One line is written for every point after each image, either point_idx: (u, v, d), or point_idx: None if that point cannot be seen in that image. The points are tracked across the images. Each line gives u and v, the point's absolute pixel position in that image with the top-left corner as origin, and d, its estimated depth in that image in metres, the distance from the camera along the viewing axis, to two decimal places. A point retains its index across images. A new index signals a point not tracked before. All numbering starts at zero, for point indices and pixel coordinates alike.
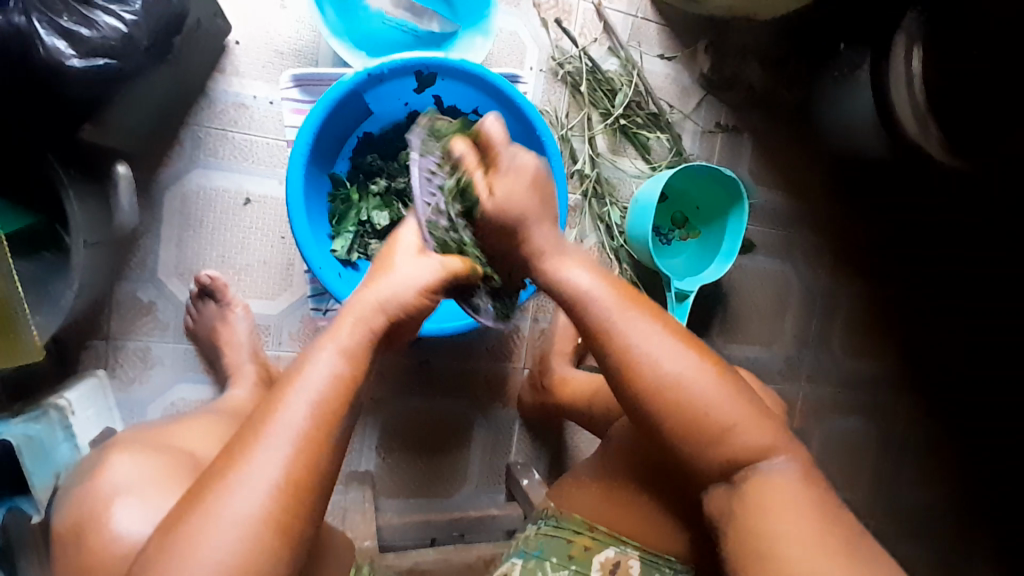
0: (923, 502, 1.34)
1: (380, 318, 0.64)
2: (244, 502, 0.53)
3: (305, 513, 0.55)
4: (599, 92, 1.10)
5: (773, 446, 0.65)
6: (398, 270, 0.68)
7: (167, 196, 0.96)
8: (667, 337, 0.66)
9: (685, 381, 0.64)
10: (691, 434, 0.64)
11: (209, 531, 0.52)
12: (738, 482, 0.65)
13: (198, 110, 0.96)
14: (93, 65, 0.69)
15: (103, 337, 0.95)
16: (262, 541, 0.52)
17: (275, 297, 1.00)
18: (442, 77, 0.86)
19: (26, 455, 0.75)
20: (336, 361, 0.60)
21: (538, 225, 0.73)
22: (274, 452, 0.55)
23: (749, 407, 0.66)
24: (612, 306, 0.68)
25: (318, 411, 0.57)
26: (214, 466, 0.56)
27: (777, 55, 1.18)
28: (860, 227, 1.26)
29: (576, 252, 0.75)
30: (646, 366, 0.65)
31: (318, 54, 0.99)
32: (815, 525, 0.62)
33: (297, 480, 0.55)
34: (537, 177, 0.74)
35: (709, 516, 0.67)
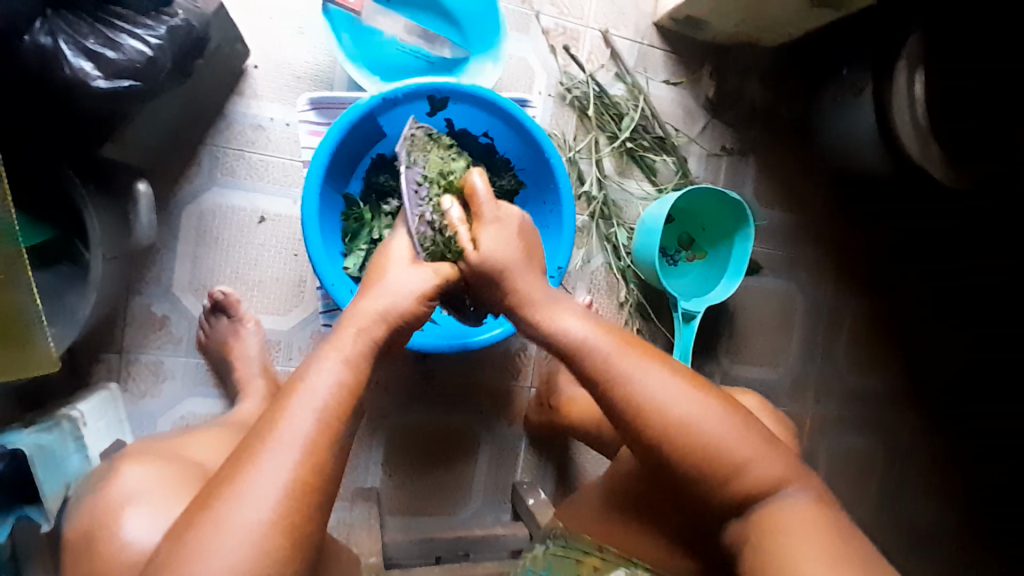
0: (933, 527, 1.33)
1: (380, 327, 0.68)
2: (250, 507, 0.53)
3: (309, 518, 0.55)
4: (605, 115, 1.12)
5: (785, 477, 0.65)
6: (391, 281, 0.72)
7: (183, 213, 0.98)
8: (671, 376, 0.68)
9: (692, 418, 0.65)
10: (703, 473, 0.64)
11: (215, 537, 0.52)
12: (753, 513, 0.64)
13: (216, 131, 0.99)
14: (118, 86, 0.72)
15: (117, 350, 0.96)
16: (272, 547, 0.53)
17: (286, 313, 1.02)
18: (455, 100, 0.88)
19: (39, 464, 0.74)
20: (340, 370, 0.62)
21: (520, 278, 0.76)
22: (280, 456, 0.56)
23: (757, 440, 0.66)
24: (612, 348, 0.70)
25: (323, 417, 0.59)
26: (222, 473, 0.57)
27: (778, 80, 1.21)
28: (864, 248, 1.27)
29: (571, 302, 0.77)
30: (648, 405, 0.66)
31: (334, 77, 1.03)
32: (838, 536, 0.61)
33: (303, 484, 0.55)
34: (521, 232, 0.78)
35: (731, 547, 0.65)
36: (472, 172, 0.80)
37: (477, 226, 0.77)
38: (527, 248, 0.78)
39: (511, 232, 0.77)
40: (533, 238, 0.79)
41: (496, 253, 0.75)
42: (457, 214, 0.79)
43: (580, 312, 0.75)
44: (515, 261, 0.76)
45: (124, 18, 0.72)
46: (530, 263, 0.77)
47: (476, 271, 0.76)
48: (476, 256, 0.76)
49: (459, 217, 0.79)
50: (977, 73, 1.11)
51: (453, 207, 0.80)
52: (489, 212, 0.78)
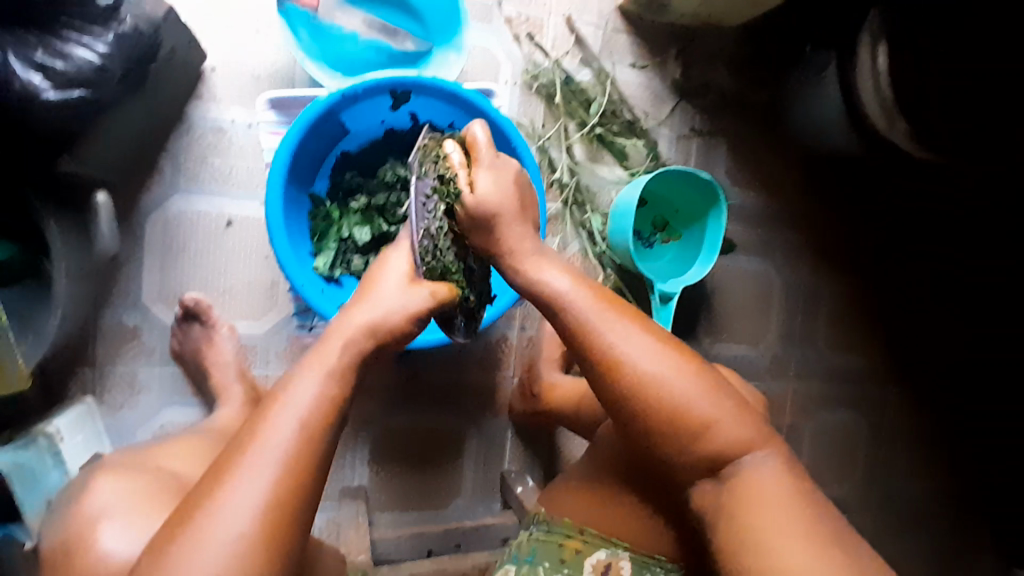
0: (916, 493, 1.36)
1: (367, 343, 0.66)
2: (234, 520, 0.53)
3: (292, 527, 0.55)
4: (573, 102, 1.12)
5: (753, 442, 0.66)
6: (380, 293, 0.70)
7: (148, 221, 0.96)
8: (641, 334, 0.69)
9: (663, 376, 0.66)
10: (672, 430, 0.65)
11: (197, 553, 0.52)
12: (724, 477, 0.65)
13: (176, 136, 0.97)
14: (68, 96, 0.71)
15: (91, 364, 0.95)
16: (252, 560, 0.52)
17: (260, 317, 1.00)
18: (417, 94, 0.88)
19: (16, 483, 0.76)
20: (323, 384, 0.61)
21: (511, 226, 0.74)
22: (261, 469, 0.55)
23: (727, 403, 0.67)
24: (591, 310, 0.70)
25: (306, 428, 0.58)
26: (201, 488, 0.56)
27: (743, 60, 1.21)
28: (837, 222, 1.29)
29: (554, 255, 0.76)
30: (625, 363, 0.67)
31: (295, 76, 1.01)
32: (807, 514, 0.63)
33: (284, 496, 0.55)
34: (517, 181, 0.77)
35: (698, 514, 0.67)
36: (472, 123, 0.77)
37: (475, 168, 0.75)
38: (521, 194, 0.77)
39: (507, 176, 0.76)
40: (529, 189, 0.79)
41: (491, 198, 0.73)
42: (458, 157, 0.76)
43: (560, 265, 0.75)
44: (510, 208, 0.74)
45: (72, 27, 0.71)
46: (522, 209, 0.76)
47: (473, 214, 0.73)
48: (473, 198, 0.73)
49: (460, 159, 0.76)
50: (977, 73, 1.09)
51: (455, 150, 0.77)
52: (489, 160, 0.76)
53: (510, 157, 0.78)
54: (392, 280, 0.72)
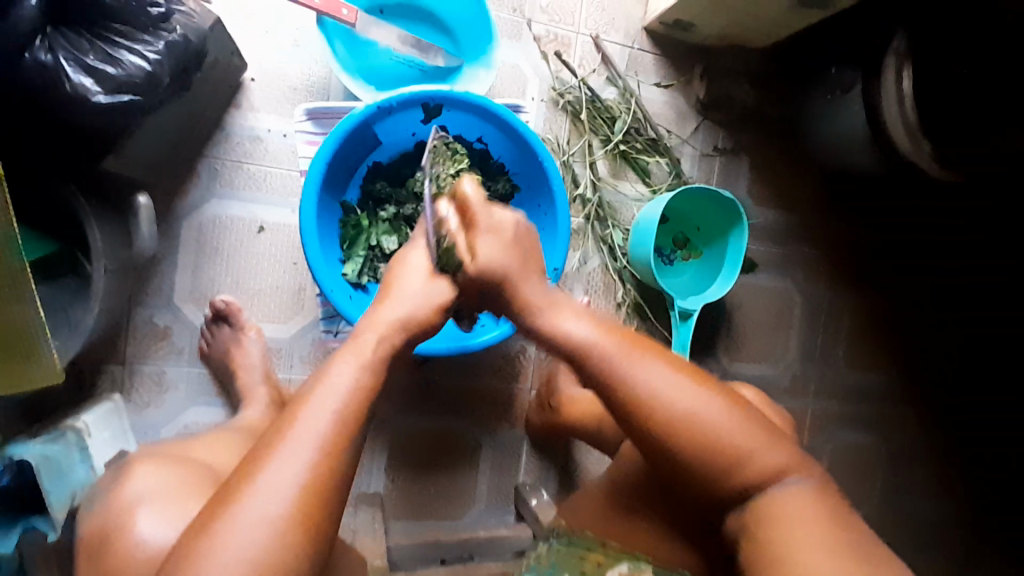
0: (936, 519, 1.34)
1: (397, 333, 0.68)
2: (269, 502, 0.54)
3: (323, 517, 0.56)
4: (598, 119, 1.14)
5: (787, 465, 0.67)
6: (402, 289, 0.72)
7: (183, 224, 0.99)
8: (670, 370, 0.68)
9: (694, 412, 0.66)
10: (705, 465, 0.65)
11: (233, 532, 0.53)
12: (756, 502, 0.66)
13: (213, 143, 1.00)
14: (118, 100, 0.74)
15: (120, 361, 0.97)
16: (286, 539, 0.54)
17: (287, 321, 1.03)
18: (448, 107, 0.90)
19: (44, 475, 0.76)
20: (356, 373, 0.62)
21: (523, 287, 0.73)
22: (296, 453, 0.57)
23: (757, 430, 0.67)
24: (617, 351, 0.69)
25: (340, 416, 0.59)
26: (237, 473, 0.57)
27: (766, 81, 1.23)
28: (858, 244, 1.29)
29: (572, 301, 0.74)
30: (655, 403, 0.66)
31: (329, 89, 1.04)
32: (838, 527, 0.64)
33: (317, 482, 0.56)
34: (519, 236, 0.74)
35: (730, 537, 0.68)
36: (462, 180, 0.75)
37: (473, 236, 0.72)
38: (523, 247, 0.74)
39: (506, 240, 0.73)
40: (530, 236, 0.76)
41: (495, 263, 0.72)
42: (453, 222, 0.74)
43: (575, 307, 0.74)
44: (513, 267, 0.73)
45: (124, 34, 0.74)
46: (526, 263, 0.74)
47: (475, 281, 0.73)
48: (473, 266, 0.72)
49: (457, 226, 0.73)
50: None
51: (450, 213, 0.74)
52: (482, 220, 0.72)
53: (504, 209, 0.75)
54: (417, 274, 0.73)
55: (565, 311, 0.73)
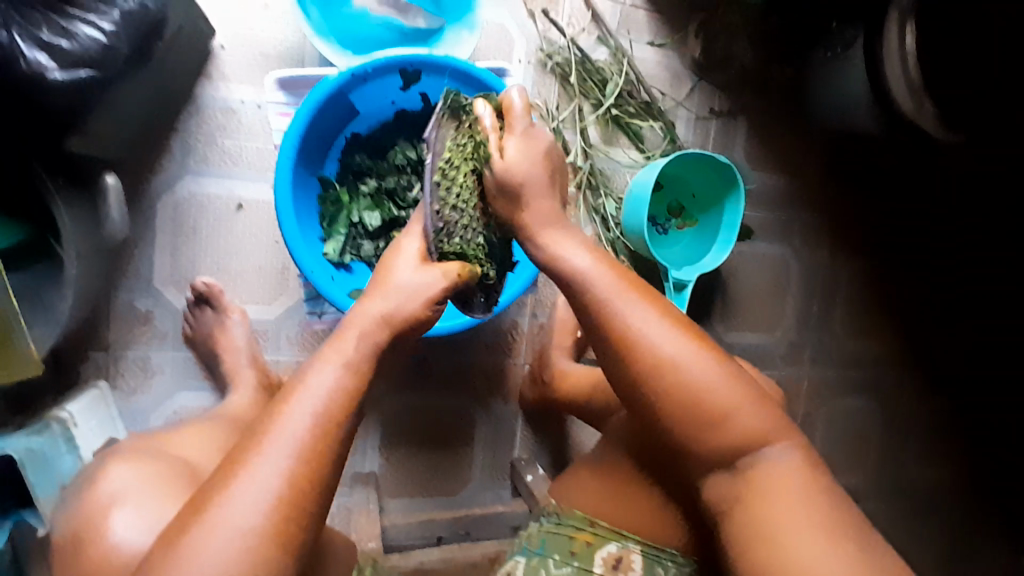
0: (932, 482, 1.34)
1: (383, 330, 0.65)
2: (242, 514, 0.52)
3: (297, 530, 0.54)
4: (589, 81, 1.08)
5: (776, 434, 0.65)
6: (396, 281, 0.67)
7: (157, 204, 0.95)
8: (664, 322, 0.66)
9: (681, 361, 0.64)
10: (690, 422, 0.64)
11: (207, 542, 0.52)
12: (739, 468, 0.64)
13: (185, 117, 0.96)
14: (75, 77, 0.69)
15: (103, 347, 0.95)
16: (261, 552, 0.52)
17: (271, 302, 1.00)
18: (428, 74, 0.86)
19: (29, 468, 0.74)
20: (339, 376, 0.60)
21: (540, 199, 0.72)
22: (273, 460, 0.54)
23: (747, 391, 0.65)
24: (611, 290, 0.67)
25: (320, 420, 0.57)
26: (217, 475, 0.55)
27: (765, 35, 1.16)
28: (858, 207, 1.25)
29: (577, 233, 0.73)
30: (645, 348, 0.64)
31: (304, 54, 0.99)
32: (833, 510, 0.62)
33: (296, 488, 0.54)
34: (546, 158, 0.74)
35: (712, 503, 0.67)
36: (511, 91, 0.74)
37: (505, 138, 0.72)
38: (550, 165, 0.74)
39: (538, 153, 0.73)
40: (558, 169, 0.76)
41: (520, 165, 0.71)
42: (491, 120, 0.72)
43: (585, 246, 0.72)
44: (536, 178, 0.72)
45: (77, 4, 0.69)
46: (550, 181, 0.73)
47: (499, 180, 0.71)
48: (502, 162, 0.70)
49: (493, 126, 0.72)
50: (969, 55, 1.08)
51: (487, 113, 0.73)
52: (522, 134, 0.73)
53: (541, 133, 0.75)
54: (403, 262, 0.69)
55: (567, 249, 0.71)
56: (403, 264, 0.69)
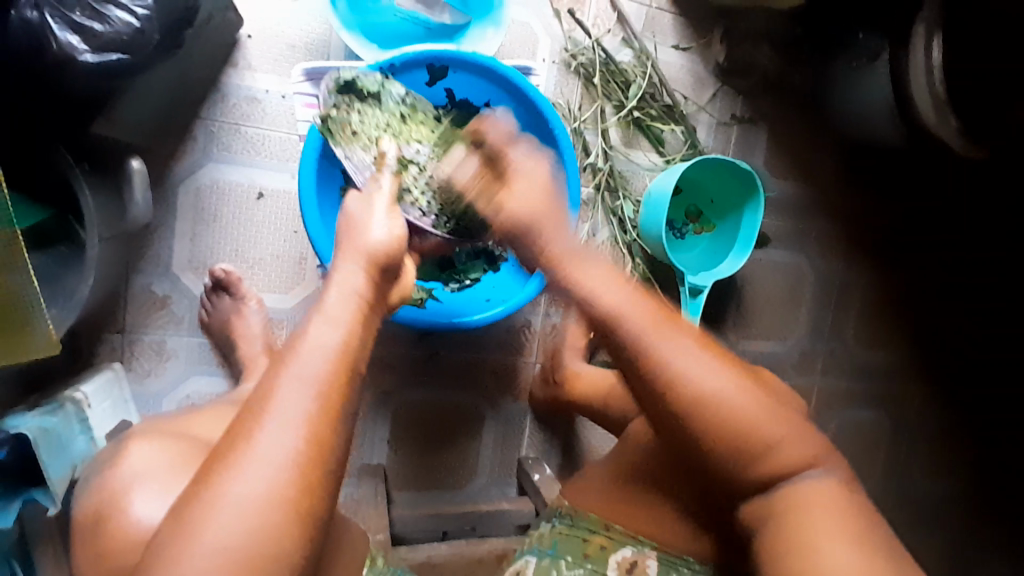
0: (938, 496, 1.33)
1: (366, 283, 0.63)
2: (249, 483, 0.50)
3: (308, 512, 0.51)
4: (612, 83, 1.08)
5: (812, 458, 0.65)
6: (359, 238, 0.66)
7: (179, 191, 0.96)
8: (703, 350, 0.63)
9: (725, 396, 0.62)
10: (733, 453, 0.63)
11: (213, 525, 0.49)
12: (777, 494, 0.64)
13: (210, 104, 0.96)
14: (106, 60, 0.69)
15: (118, 330, 0.95)
16: (272, 524, 0.50)
17: (288, 291, 1.01)
18: (455, 69, 0.87)
19: (43, 448, 0.73)
20: (336, 333, 0.58)
21: (555, 230, 0.72)
22: (277, 435, 0.52)
23: (787, 420, 0.64)
24: (648, 326, 0.63)
25: (319, 391, 0.54)
26: (213, 457, 0.52)
27: (789, 45, 1.17)
28: (875, 217, 1.25)
29: (601, 259, 0.70)
30: (687, 384, 0.62)
31: (329, 47, 0.99)
32: (864, 525, 0.62)
33: (303, 462, 0.52)
34: (547, 190, 0.76)
35: (745, 521, 0.67)
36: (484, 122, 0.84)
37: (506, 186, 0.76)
38: (548, 194, 0.76)
39: (536, 184, 0.76)
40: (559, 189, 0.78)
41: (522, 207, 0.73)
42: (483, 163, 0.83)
43: (611, 274, 0.68)
44: (540, 215, 0.73)
45: None
46: (552, 208, 0.74)
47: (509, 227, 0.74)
48: (505, 216, 0.74)
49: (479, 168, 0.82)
50: (978, 73, 1.09)
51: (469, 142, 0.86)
52: (516, 165, 0.78)
53: (526, 149, 0.81)
54: (378, 220, 0.68)
55: (598, 284, 0.66)
56: (374, 229, 0.67)
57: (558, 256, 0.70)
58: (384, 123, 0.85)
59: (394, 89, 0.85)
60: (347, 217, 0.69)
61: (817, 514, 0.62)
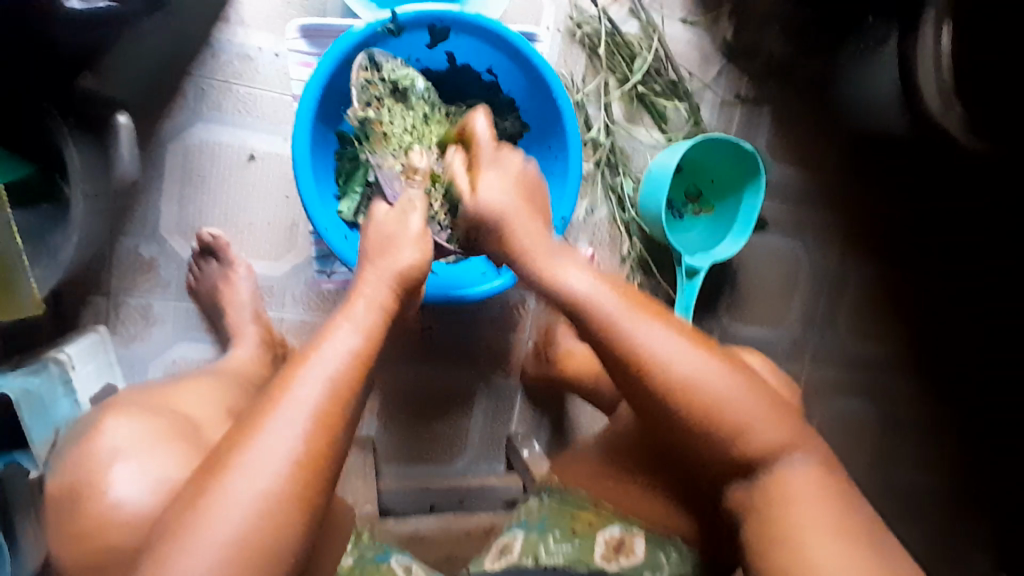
0: (921, 484, 1.35)
1: (390, 295, 0.66)
2: (257, 476, 0.52)
3: (310, 500, 0.53)
4: (616, 56, 1.05)
5: (791, 442, 0.65)
6: (377, 248, 0.70)
7: (167, 150, 0.93)
8: (675, 335, 0.66)
9: (698, 380, 0.64)
10: (709, 433, 0.64)
11: (220, 506, 0.51)
12: (760, 483, 0.65)
13: (201, 61, 0.93)
14: (93, 7, 0.68)
15: (104, 292, 0.93)
16: (273, 510, 0.51)
17: (279, 258, 0.98)
18: (456, 31, 0.84)
19: (25, 410, 0.74)
20: (353, 339, 0.60)
21: (517, 224, 0.76)
22: (289, 423, 0.54)
23: (765, 404, 0.65)
24: (620, 312, 0.67)
25: (335, 384, 0.57)
26: (229, 438, 0.55)
27: (802, 24, 1.14)
28: (876, 204, 1.24)
29: (575, 256, 0.74)
30: (658, 364, 0.64)
31: (326, 5, 0.95)
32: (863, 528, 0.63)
33: (313, 451, 0.54)
34: (520, 177, 0.80)
35: (731, 511, 0.67)
36: (472, 116, 0.83)
37: (477, 170, 0.80)
38: (524, 190, 0.79)
39: (508, 176, 0.79)
40: (534, 186, 0.81)
41: (494, 201, 0.77)
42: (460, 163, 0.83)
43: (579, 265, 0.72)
44: (512, 208, 0.77)
45: None
46: (528, 207, 0.78)
47: (474, 219, 0.78)
48: (472, 202, 0.78)
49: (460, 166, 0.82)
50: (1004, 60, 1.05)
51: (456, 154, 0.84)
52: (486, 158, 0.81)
53: (514, 152, 0.82)
54: (411, 239, 0.71)
55: (568, 273, 0.71)
56: (405, 246, 0.70)
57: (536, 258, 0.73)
58: (410, 124, 0.88)
59: (417, 83, 0.87)
60: (382, 229, 0.72)
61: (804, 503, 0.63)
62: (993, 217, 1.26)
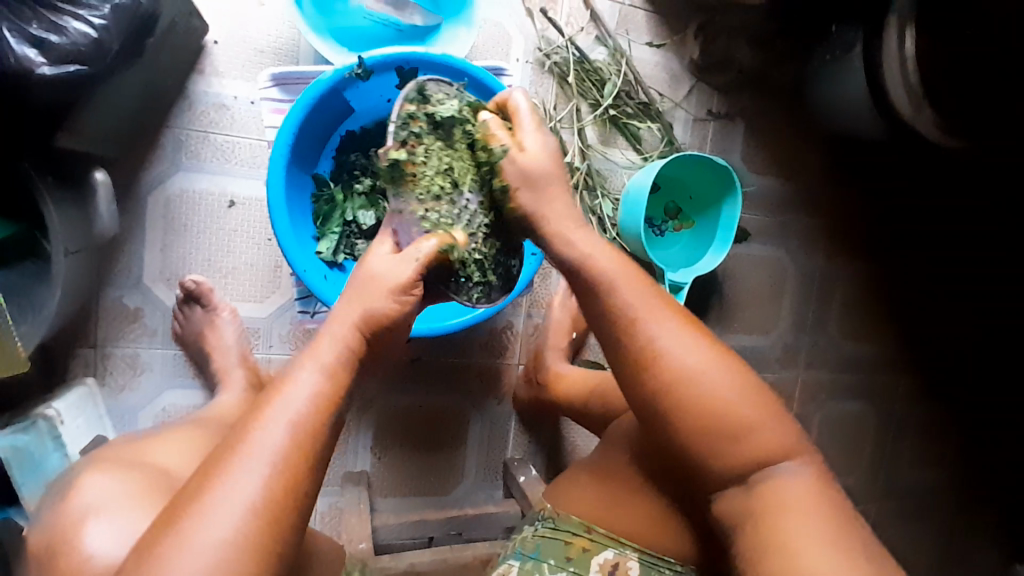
0: (922, 485, 1.34)
1: (356, 335, 0.62)
2: (217, 526, 0.51)
3: (273, 552, 0.53)
4: (587, 82, 1.07)
5: (791, 450, 0.63)
6: (367, 273, 0.64)
7: (148, 201, 0.94)
8: (683, 330, 0.63)
9: (702, 371, 0.61)
10: (708, 432, 0.61)
11: (180, 554, 0.50)
12: (752, 484, 0.62)
13: (177, 112, 0.94)
14: (64, 71, 0.67)
15: (91, 344, 0.93)
16: (233, 560, 0.50)
17: (263, 300, 0.99)
18: (424, 71, 0.86)
19: (15, 468, 0.76)
20: (315, 381, 0.58)
21: (554, 190, 0.69)
22: (250, 472, 0.53)
23: (768, 407, 0.63)
24: (631, 295, 0.63)
25: (296, 431, 0.55)
26: (192, 487, 0.54)
27: (767, 37, 1.16)
28: (855, 210, 1.25)
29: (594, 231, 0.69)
30: (664, 357, 0.61)
31: (299, 51, 0.97)
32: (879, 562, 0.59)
33: (271, 500, 0.53)
34: (561, 153, 0.71)
35: (722, 518, 0.65)
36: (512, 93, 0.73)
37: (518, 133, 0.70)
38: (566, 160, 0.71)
39: (551, 148, 0.70)
40: None
41: (536, 162, 0.68)
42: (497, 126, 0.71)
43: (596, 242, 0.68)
44: (556, 172, 0.69)
45: None
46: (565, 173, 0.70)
47: (522, 176, 0.68)
48: (523, 159, 0.68)
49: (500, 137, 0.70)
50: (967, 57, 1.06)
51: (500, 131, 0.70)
52: (528, 134, 0.70)
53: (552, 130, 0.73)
54: (400, 262, 0.65)
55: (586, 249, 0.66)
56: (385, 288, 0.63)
57: (552, 222, 0.68)
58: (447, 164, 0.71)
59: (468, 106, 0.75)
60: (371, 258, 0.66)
61: (801, 514, 0.60)
62: (974, 215, 1.28)
